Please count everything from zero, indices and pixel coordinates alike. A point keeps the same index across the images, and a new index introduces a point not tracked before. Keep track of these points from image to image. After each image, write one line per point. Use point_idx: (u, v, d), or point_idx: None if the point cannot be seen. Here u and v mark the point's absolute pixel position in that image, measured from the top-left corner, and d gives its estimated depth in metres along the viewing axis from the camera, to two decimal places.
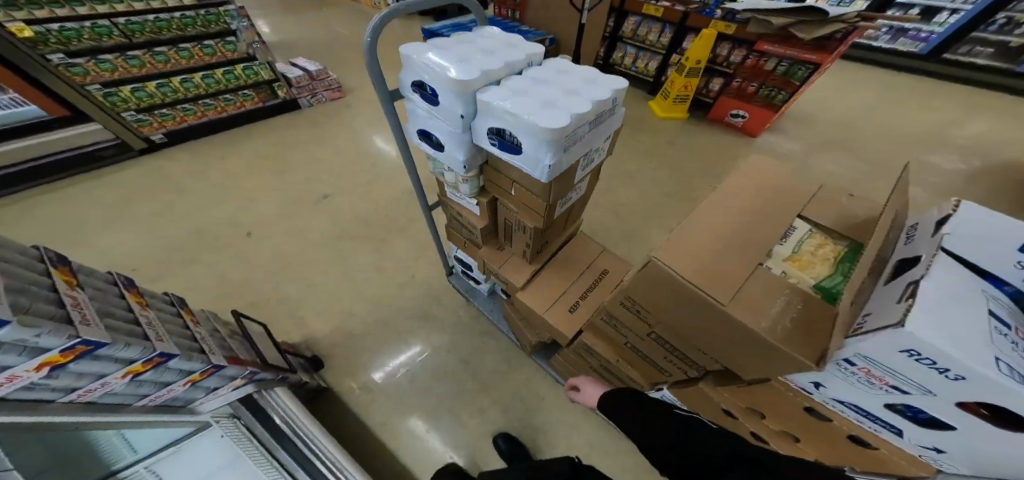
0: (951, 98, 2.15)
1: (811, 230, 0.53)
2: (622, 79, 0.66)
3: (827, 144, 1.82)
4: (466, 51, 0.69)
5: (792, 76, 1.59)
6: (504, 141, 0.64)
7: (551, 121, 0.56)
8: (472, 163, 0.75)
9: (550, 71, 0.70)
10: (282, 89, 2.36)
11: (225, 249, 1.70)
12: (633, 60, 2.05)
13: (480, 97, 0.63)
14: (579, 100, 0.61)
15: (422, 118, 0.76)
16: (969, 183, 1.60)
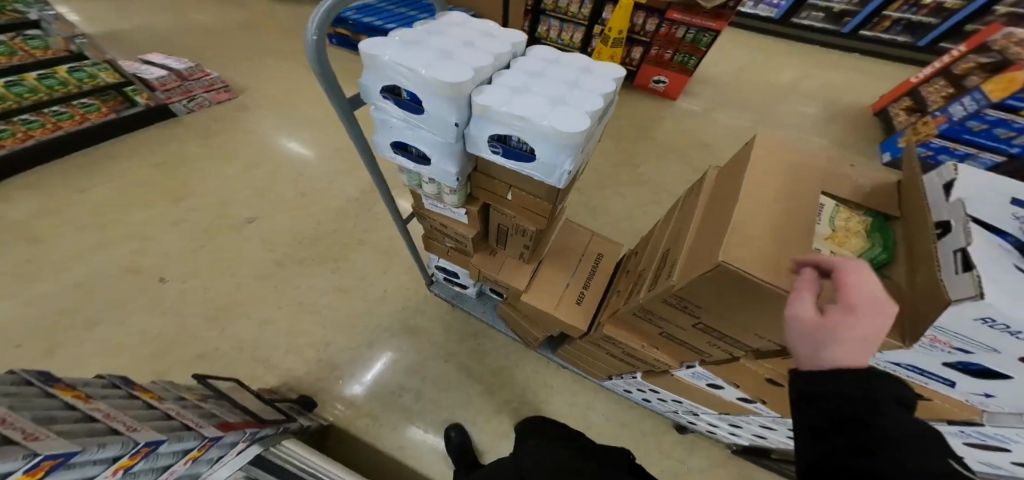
0: (810, 52, 2.62)
1: (837, 205, 0.59)
2: (618, 68, 0.67)
3: (729, 100, 2.11)
4: (445, 47, 0.62)
5: (699, 43, 1.82)
6: (509, 148, 0.61)
7: (569, 124, 0.55)
8: (463, 172, 0.71)
9: (543, 66, 0.67)
10: (141, 95, 1.94)
11: (134, 301, 1.40)
12: (558, 33, 2.09)
13: (476, 100, 0.57)
14: (585, 95, 0.61)
15: (397, 130, 0.66)
16: (832, 121, 1.99)
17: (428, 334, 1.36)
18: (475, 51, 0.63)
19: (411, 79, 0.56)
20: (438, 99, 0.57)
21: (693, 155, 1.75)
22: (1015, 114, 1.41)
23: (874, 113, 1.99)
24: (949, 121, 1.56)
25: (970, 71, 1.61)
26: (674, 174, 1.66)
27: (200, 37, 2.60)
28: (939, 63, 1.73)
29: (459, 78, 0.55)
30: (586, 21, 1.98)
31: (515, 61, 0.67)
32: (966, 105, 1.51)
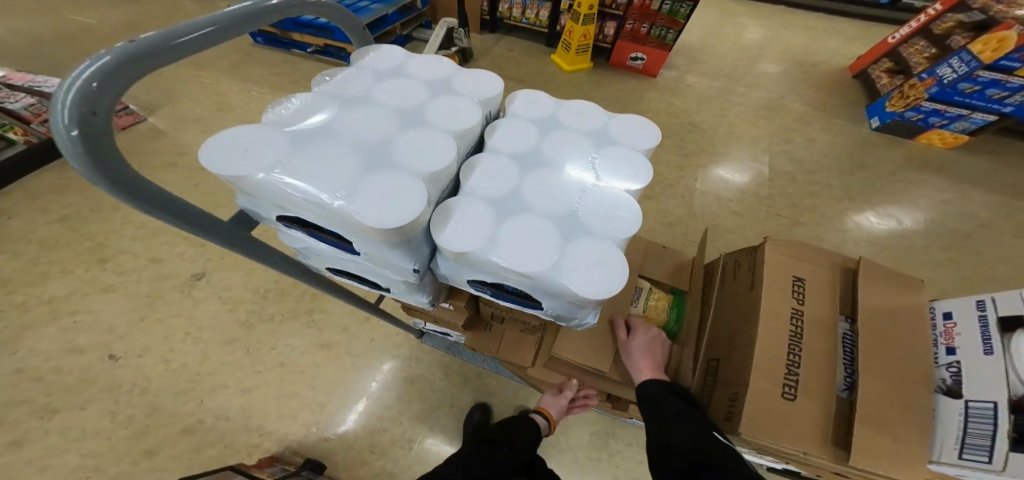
0: (775, 8, 2.55)
1: (651, 287, 0.69)
2: (646, 139, 0.47)
3: (705, 66, 2.01)
4: (365, 131, 0.40)
5: (676, 15, 1.70)
6: (501, 292, 0.43)
7: (589, 276, 0.35)
8: (438, 290, 0.53)
9: (536, 138, 0.46)
10: (15, 130, 1.62)
11: (85, 382, 1.21)
12: (522, 12, 1.96)
13: (436, 239, 0.37)
14: (608, 192, 0.41)
15: (332, 257, 0.48)
16: (810, 82, 1.95)
17: (431, 377, 1.26)
18: (419, 131, 0.41)
19: (323, 214, 0.35)
20: (379, 247, 0.37)
21: (680, 137, 1.67)
22: (1009, 73, 1.41)
23: (853, 76, 1.95)
24: (939, 84, 1.52)
25: (951, 30, 1.64)
26: (666, 162, 1.58)
27: (87, 43, 2.14)
28: (916, 23, 1.78)
29: (399, 213, 0.33)
30: None
31: (495, 137, 0.46)
32: (956, 67, 1.48)
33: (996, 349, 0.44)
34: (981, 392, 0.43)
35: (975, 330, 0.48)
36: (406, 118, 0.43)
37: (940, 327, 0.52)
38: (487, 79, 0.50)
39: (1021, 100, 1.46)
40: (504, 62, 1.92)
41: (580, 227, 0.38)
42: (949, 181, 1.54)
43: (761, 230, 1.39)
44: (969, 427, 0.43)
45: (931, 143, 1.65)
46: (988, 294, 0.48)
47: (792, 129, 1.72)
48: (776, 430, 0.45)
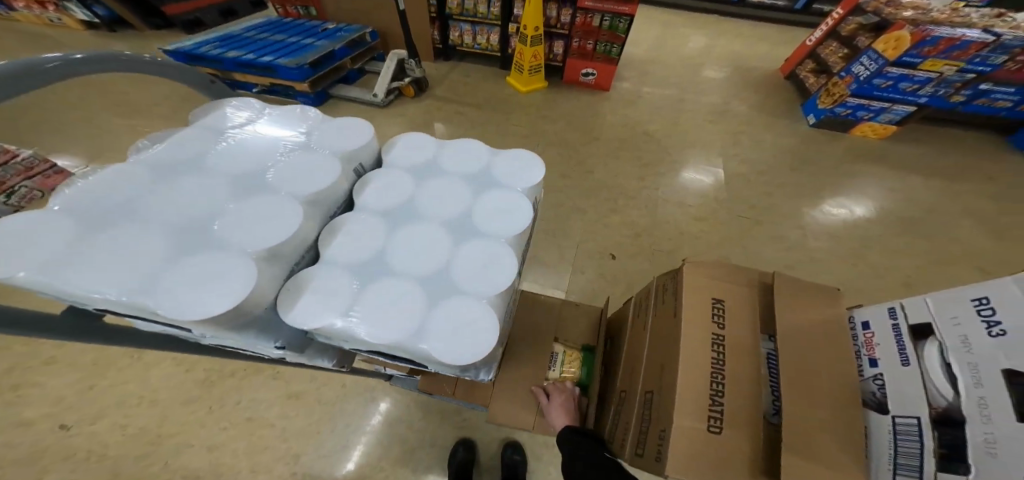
0: (713, 17, 2.71)
1: (565, 350, 0.78)
2: (518, 195, 0.53)
3: (654, 77, 2.09)
4: (192, 215, 0.44)
5: (617, 29, 1.76)
6: (386, 354, 0.48)
7: (446, 336, 0.41)
8: (343, 356, 0.58)
9: (411, 203, 0.52)
10: None
11: (31, 458, 1.10)
12: (473, 37, 2.01)
13: (285, 314, 0.41)
14: (481, 249, 0.47)
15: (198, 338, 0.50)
16: (752, 85, 2.06)
17: (409, 417, 1.22)
18: (247, 205, 0.45)
19: (130, 308, 0.38)
20: (229, 333, 0.40)
21: (638, 149, 1.72)
22: (914, 68, 1.52)
23: (785, 77, 2.10)
24: (856, 81, 1.64)
25: (855, 32, 1.76)
26: (625, 174, 1.61)
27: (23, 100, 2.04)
28: (826, 26, 1.91)
29: (219, 304, 0.36)
30: (499, 21, 1.92)
31: (372, 204, 0.51)
32: (867, 65, 1.60)
33: (911, 359, 0.45)
34: (905, 407, 0.44)
35: (890, 340, 0.49)
36: (241, 194, 0.47)
37: (861, 337, 0.54)
38: (354, 136, 0.56)
39: (932, 91, 1.58)
40: (460, 88, 1.95)
41: (449, 288, 0.44)
42: (890, 169, 1.64)
43: (724, 234, 1.43)
44: (899, 447, 0.43)
45: (865, 134, 1.76)
46: (897, 301, 0.51)
47: (740, 132, 1.80)
48: (703, 472, 0.43)
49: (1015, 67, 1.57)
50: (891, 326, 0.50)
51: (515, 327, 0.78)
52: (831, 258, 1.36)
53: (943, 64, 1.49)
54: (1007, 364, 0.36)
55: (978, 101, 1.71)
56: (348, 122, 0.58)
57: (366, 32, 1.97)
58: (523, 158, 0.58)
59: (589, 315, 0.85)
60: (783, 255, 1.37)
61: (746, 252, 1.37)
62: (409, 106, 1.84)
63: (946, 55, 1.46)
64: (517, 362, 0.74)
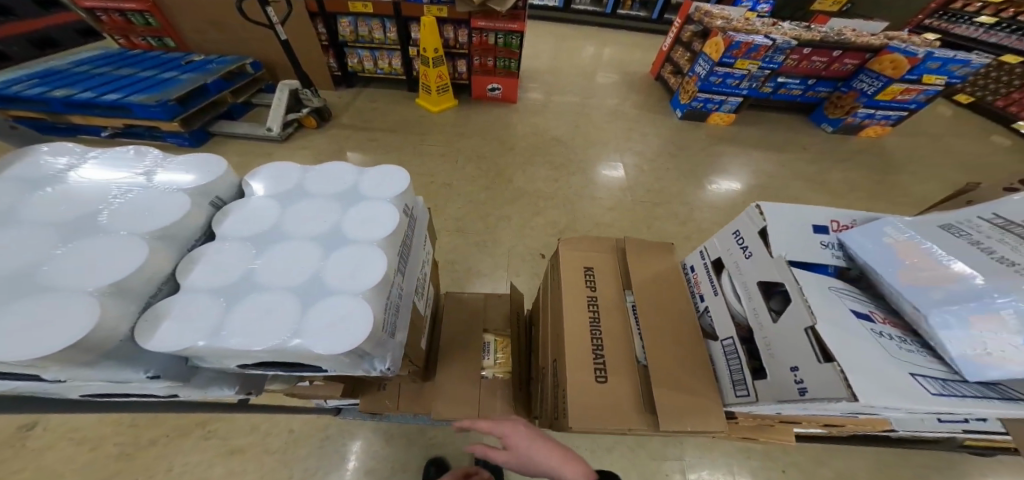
0: (596, 30, 3.07)
1: (495, 338, 0.89)
2: (387, 203, 0.56)
3: (553, 86, 2.31)
4: (24, 260, 0.42)
5: (511, 46, 1.93)
6: (282, 369, 0.48)
7: (324, 333, 0.42)
8: (258, 384, 0.56)
9: (277, 221, 0.53)
10: None
11: None
12: (373, 63, 2.04)
13: (143, 344, 0.40)
14: (352, 252, 0.49)
15: (63, 390, 0.48)
16: (635, 87, 2.38)
17: (370, 448, 1.19)
18: (88, 243, 0.44)
19: None
20: (80, 368, 0.38)
21: (550, 152, 1.90)
22: (731, 67, 1.92)
23: (654, 78, 2.47)
24: (700, 79, 2.00)
25: (692, 39, 2.18)
26: (541, 177, 1.77)
27: None
28: (672, 34, 2.31)
29: (51, 344, 0.35)
30: (398, 45, 1.96)
31: (235, 229, 0.51)
32: (703, 65, 1.99)
33: (717, 289, 0.61)
34: (724, 330, 0.58)
35: (705, 278, 0.66)
36: (84, 233, 0.46)
37: (692, 278, 0.71)
38: (211, 165, 0.56)
39: (748, 85, 1.99)
40: (367, 114, 1.96)
41: (323, 291, 0.46)
42: (744, 148, 2.04)
43: (633, 218, 1.65)
44: (729, 365, 0.56)
45: (717, 123, 2.16)
46: (703, 246, 0.69)
47: (630, 128, 2.08)
48: (591, 413, 0.54)
49: (794, 62, 2.08)
50: (703, 265, 0.67)
51: (446, 328, 0.88)
52: (716, 225, 1.65)
53: (749, 63, 1.90)
54: (757, 277, 0.52)
55: (780, 91, 2.22)
56: (197, 157, 0.57)
57: (246, 64, 1.90)
58: (390, 172, 0.61)
59: (504, 304, 0.95)
60: (679, 230, 1.62)
61: (651, 231, 1.60)
62: (316, 137, 1.80)
63: (748, 55, 1.86)
64: (451, 360, 0.83)
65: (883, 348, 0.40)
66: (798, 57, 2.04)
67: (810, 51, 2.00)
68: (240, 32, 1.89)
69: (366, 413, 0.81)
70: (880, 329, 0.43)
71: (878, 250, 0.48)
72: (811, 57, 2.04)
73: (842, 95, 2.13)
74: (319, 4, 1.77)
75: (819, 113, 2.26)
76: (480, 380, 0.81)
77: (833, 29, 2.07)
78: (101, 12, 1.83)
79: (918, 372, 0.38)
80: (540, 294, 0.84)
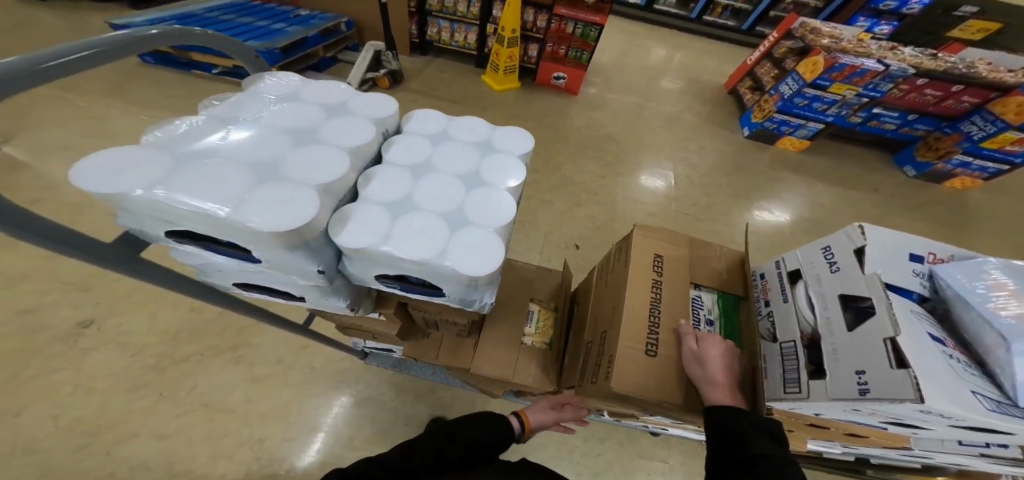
0: (665, 33, 3.00)
1: (539, 308, 0.91)
2: (513, 159, 0.67)
3: (612, 82, 2.30)
4: (261, 155, 0.54)
5: (588, 37, 1.99)
6: (407, 284, 0.61)
7: (469, 253, 0.53)
8: (357, 298, 0.69)
9: (427, 160, 0.65)
10: None
11: None
12: (450, 34, 2.15)
13: (335, 238, 0.51)
14: (486, 195, 0.60)
15: (232, 270, 0.63)
16: (696, 97, 2.34)
17: (382, 399, 1.25)
18: (307, 149, 0.56)
19: (217, 223, 0.47)
20: (284, 252, 0.50)
21: (602, 148, 1.89)
22: (825, 90, 1.86)
23: (728, 91, 2.39)
24: (782, 99, 1.95)
25: (785, 55, 2.10)
26: (589, 171, 1.77)
27: None
28: (763, 48, 2.22)
29: (297, 219, 0.46)
30: (477, 20, 2.09)
31: (396, 158, 0.64)
32: (791, 85, 1.92)
33: (789, 297, 0.65)
34: (786, 335, 0.61)
35: (776, 286, 0.70)
36: (298, 142, 0.58)
37: (761, 285, 0.75)
38: (383, 106, 0.68)
39: (836, 112, 1.93)
40: (434, 82, 2.05)
41: (467, 220, 0.57)
42: (804, 178, 1.97)
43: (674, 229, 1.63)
44: (785, 366, 0.59)
45: (787, 146, 2.09)
46: (781, 257, 0.71)
47: (686, 139, 2.05)
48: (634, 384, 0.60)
49: (901, 93, 1.94)
50: (778, 274, 0.70)
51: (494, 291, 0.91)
52: (755, 253, 1.61)
53: (846, 89, 1.84)
54: (839, 290, 0.55)
55: (871, 122, 2.10)
56: (373, 97, 0.69)
57: (341, 22, 2.08)
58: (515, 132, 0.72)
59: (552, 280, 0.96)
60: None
61: None
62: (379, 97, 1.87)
63: (849, 80, 1.79)
64: (495, 324, 0.87)
65: (951, 368, 0.42)
66: (908, 87, 1.88)
67: (926, 82, 1.83)
68: None
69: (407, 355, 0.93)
70: (953, 354, 0.46)
71: (970, 283, 0.51)
72: (924, 90, 1.88)
73: (942, 137, 2.00)
74: None
75: (906, 152, 2.14)
76: (520, 345, 0.86)
77: (963, 61, 1.88)
78: None
79: (977, 392, 0.41)
80: (593, 277, 0.89)
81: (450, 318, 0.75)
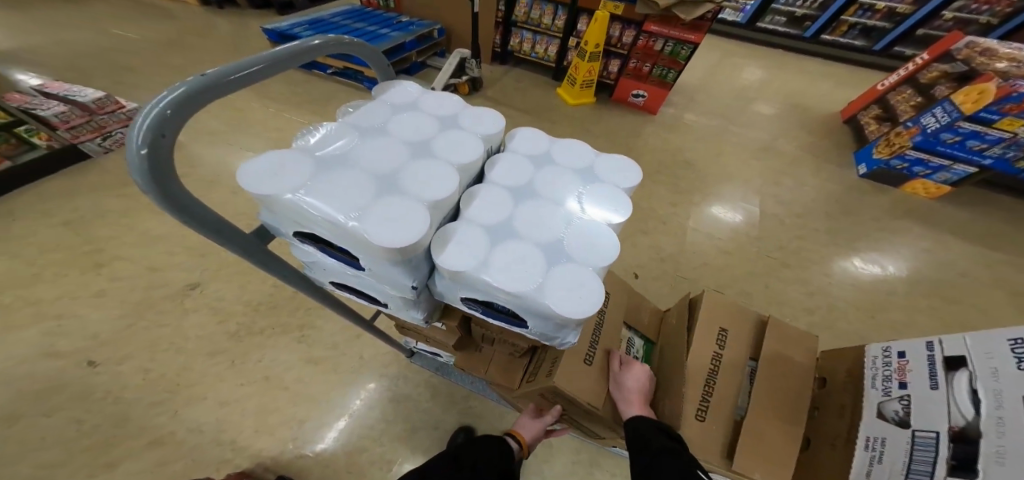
0: (756, 60, 2.85)
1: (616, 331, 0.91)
2: (616, 194, 0.65)
3: (690, 106, 2.23)
4: (383, 164, 0.59)
5: (678, 56, 1.96)
6: (491, 310, 0.62)
7: (566, 291, 0.53)
8: (431, 311, 0.74)
9: (529, 185, 0.66)
10: (39, 135, 1.68)
11: (59, 391, 1.15)
12: (532, 45, 2.33)
13: (437, 258, 0.54)
14: (587, 230, 0.60)
15: (332, 271, 0.68)
16: (788, 126, 2.16)
17: (417, 398, 1.24)
18: (423, 164, 0.59)
19: (342, 229, 0.51)
20: (390, 266, 0.54)
21: (676, 173, 1.79)
22: (988, 126, 1.53)
23: (845, 120, 2.19)
24: (922, 133, 1.66)
25: (935, 80, 1.81)
26: (659, 198, 1.66)
27: (121, 72, 2.26)
28: (904, 71, 1.97)
29: (409, 237, 0.49)
30: (560, 33, 2.20)
31: (499, 180, 0.66)
32: (939, 117, 1.62)
33: (941, 384, 0.53)
34: (925, 423, 0.52)
35: (922, 369, 0.57)
36: (416, 153, 0.62)
37: (894, 364, 0.62)
38: (491, 126, 0.71)
39: (999, 153, 1.60)
40: (508, 92, 2.25)
41: (566, 256, 0.57)
42: (932, 230, 1.63)
43: (749, 269, 1.44)
44: (915, 455, 0.51)
45: (916, 191, 1.80)
46: (937, 336, 0.59)
47: (774, 171, 1.86)
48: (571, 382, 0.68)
49: None
50: (927, 357, 0.58)
51: None
52: (852, 309, 1.35)
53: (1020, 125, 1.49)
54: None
55: None
56: (482, 114, 0.72)
57: (434, 30, 2.33)
58: (617, 164, 0.71)
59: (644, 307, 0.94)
60: (805, 297, 1.36)
61: (769, 291, 1.37)
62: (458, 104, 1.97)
63: None
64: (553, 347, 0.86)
65: None
66: None
67: None
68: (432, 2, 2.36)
69: (461, 368, 0.98)
70: None
71: None
72: None
73: None
74: None
75: None
76: None
77: None
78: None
79: None
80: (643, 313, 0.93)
81: (514, 341, 0.80)
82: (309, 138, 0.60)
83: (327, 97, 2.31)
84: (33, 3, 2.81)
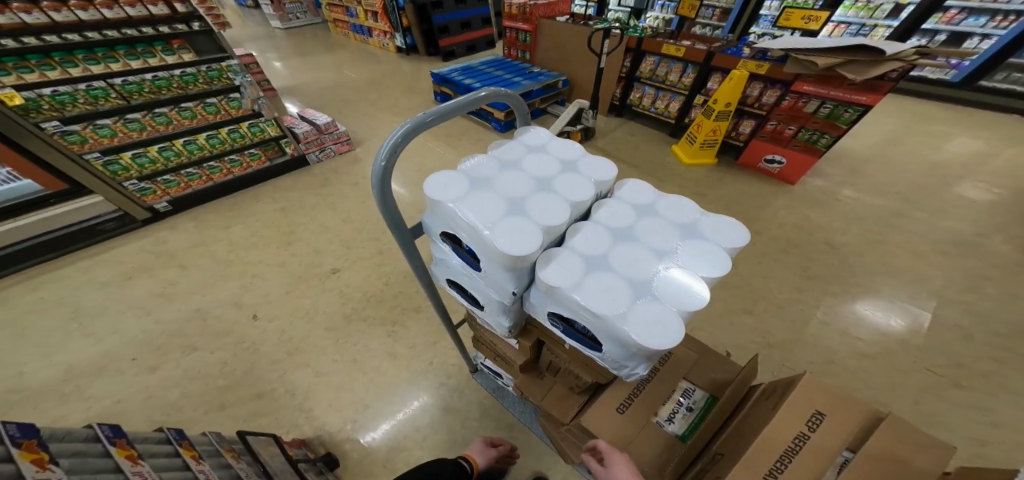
0: (968, 126, 2.21)
1: (688, 390, 0.77)
2: (722, 250, 0.59)
3: (848, 176, 1.85)
4: (516, 186, 0.65)
5: (838, 119, 1.67)
6: (571, 330, 0.61)
7: (650, 328, 0.50)
8: (516, 322, 0.74)
9: (630, 220, 0.64)
10: (290, 146, 2.23)
11: (225, 333, 1.52)
12: (652, 100, 2.32)
13: (539, 273, 0.56)
14: (682, 275, 0.56)
15: (448, 267, 0.75)
16: (1006, 216, 1.58)
17: (466, 415, 1.26)
18: (547, 190, 0.64)
19: (474, 234, 0.58)
20: (503, 271, 0.58)
21: (809, 250, 1.48)
22: None
23: None
24: None
25: None
26: (780, 280, 1.36)
27: (335, 104, 3.07)
28: None
29: (525, 249, 0.54)
30: (686, 91, 2.13)
31: (603, 213, 0.65)
32: None
33: None
34: None
35: None
36: (542, 180, 0.67)
37: None
38: (606, 168, 0.70)
39: None
40: (621, 143, 2.25)
41: (655, 296, 0.54)
42: None
43: (898, 391, 1.07)
44: None
45: None
46: None
47: (971, 270, 1.37)
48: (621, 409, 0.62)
49: None
50: None
51: None
52: None
53: None
54: None
55: None
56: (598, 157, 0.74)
57: (560, 80, 2.55)
58: (731, 223, 0.64)
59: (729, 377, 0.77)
60: (990, 454, 0.94)
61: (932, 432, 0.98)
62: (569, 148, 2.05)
63: None
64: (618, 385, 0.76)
65: None
66: None
67: None
68: (566, 57, 2.58)
69: (518, 391, 0.95)
70: None
71: None
72: None
73: None
74: (638, 42, 2.15)
75: None
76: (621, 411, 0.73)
77: None
78: (508, 49, 2.95)
79: None
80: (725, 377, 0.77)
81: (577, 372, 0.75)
82: (467, 159, 0.71)
83: (462, 132, 2.72)
84: (301, 53, 4.10)
